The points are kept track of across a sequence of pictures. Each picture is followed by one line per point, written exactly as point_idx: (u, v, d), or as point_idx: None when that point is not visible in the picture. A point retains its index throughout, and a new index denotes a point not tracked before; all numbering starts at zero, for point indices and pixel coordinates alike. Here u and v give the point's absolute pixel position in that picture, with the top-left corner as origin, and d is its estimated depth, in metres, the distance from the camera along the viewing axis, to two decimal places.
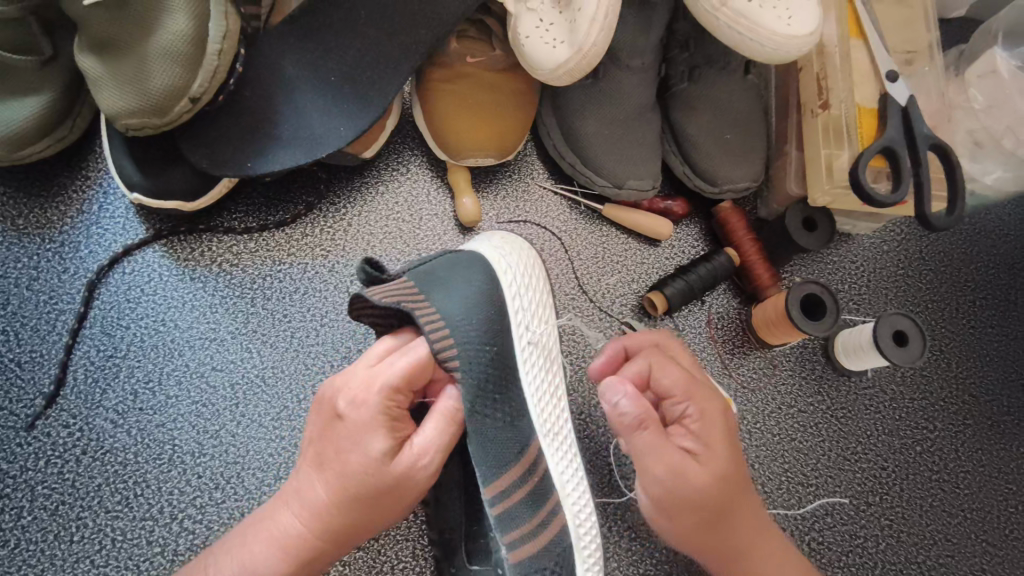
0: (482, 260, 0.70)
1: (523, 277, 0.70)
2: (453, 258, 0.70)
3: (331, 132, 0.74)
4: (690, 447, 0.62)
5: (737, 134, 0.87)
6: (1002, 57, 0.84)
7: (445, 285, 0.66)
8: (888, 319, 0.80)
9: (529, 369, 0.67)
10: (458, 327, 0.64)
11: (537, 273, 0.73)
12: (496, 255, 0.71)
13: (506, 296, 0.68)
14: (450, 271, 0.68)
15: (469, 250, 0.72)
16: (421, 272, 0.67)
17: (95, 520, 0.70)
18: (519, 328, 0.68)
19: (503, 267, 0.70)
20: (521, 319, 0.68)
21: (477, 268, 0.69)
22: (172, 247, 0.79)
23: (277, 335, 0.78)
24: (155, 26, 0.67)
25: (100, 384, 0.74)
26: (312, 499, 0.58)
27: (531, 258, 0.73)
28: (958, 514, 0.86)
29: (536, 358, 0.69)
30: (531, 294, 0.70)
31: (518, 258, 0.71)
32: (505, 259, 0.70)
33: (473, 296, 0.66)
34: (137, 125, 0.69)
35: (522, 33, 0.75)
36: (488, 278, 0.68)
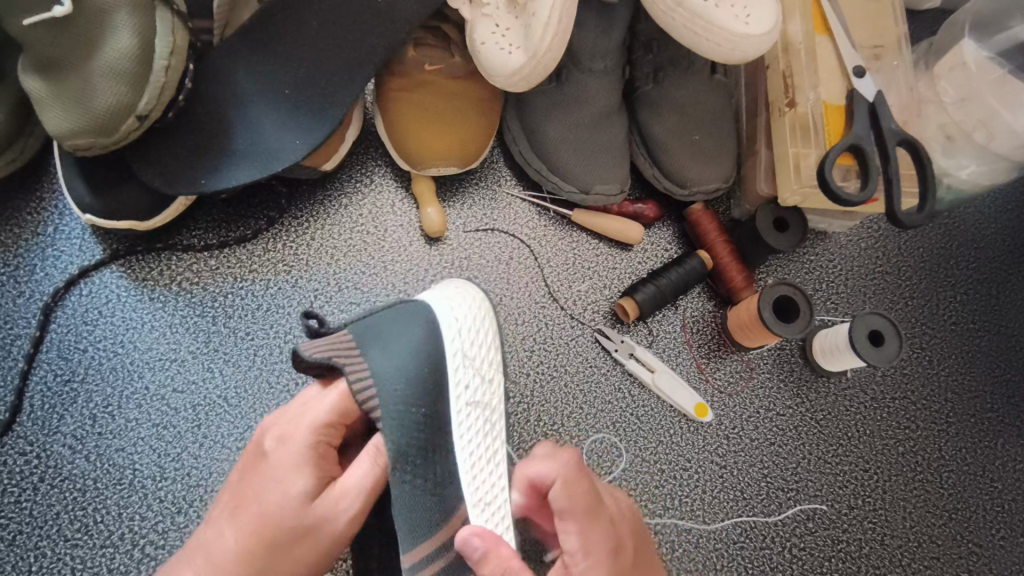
0: (424, 314, 0.68)
1: (467, 329, 0.68)
2: (400, 310, 0.68)
3: (287, 146, 0.73)
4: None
5: (706, 135, 0.86)
6: (971, 49, 0.82)
7: (382, 341, 0.64)
8: (863, 319, 0.78)
9: (464, 436, 0.64)
10: (389, 383, 0.62)
11: (487, 330, 0.70)
12: (445, 309, 0.68)
13: (448, 351, 0.66)
14: (387, 324, 0.66)
15: (415, 300, 0.69)
16: (359, 326, 0.66)
17: (54, 549, 0.69)
18: (457, 385, 0.65)
19: (450, 321, 0.68)
20: (460, 377, 0.66)
21: (420, 320, 0.67)
22: (130, 267, 0.77)
23: (240, 354, 0.77)
24: (97, 43, 0.65)
25: (57, 410, 0.73)
26: (218, 548, 0.59)
27: (484, 313, 0.71)
28: (942, 515, 0.85)
29: (474, 420, 0.65)
30: (477, 352, 0.68)
31: (470, 313, 0.69)
32: (453, 313, 0.68)
33: (410, 351, 0.64)
34: (85, 145, 0.68)
35: (479, 39, 0.74)
36: (431, 333, 0.66)
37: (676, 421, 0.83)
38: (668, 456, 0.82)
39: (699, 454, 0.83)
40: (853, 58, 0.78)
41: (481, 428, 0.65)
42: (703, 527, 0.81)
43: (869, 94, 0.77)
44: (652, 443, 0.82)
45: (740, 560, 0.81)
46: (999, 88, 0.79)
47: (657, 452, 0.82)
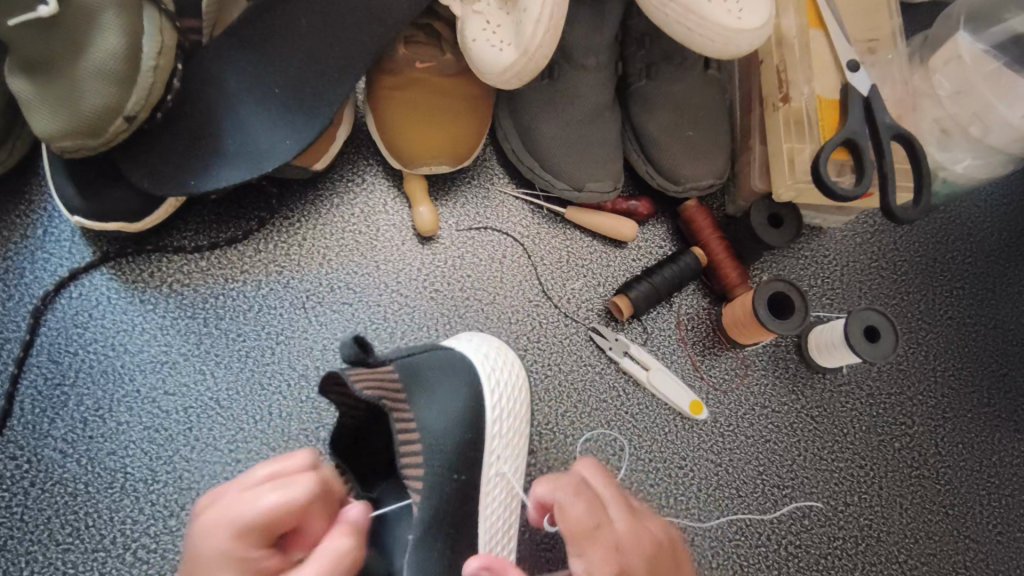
0: (470, 375, 0.69)
1: (505, 403, 0.70)
2: (449, 363, 0.69)
3: (276, 146, 0.72)
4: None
5: (699, 131, 0.85)
6: (966, 42, 0.81)
7: (428, 392, 0.65)
8: (858, 315, 0.78)
9: (490, 501, 0.67)
10: (434, 444, 0.64)
11: (522, 395, 0.72)
12: (490, 373, 0.70)
13: (487, 416, 0.68)
14: (437, 376, 0.67)
15: (457, 352, 0.70)
16: (408, 368, 0.65)
17: (46, 554, 0.68)
18: (491, 450, 0.68)
19: (493, 387, 0.69)
20: (495, 446, 0.69)
21: (465, 379, 0.68)
22: (120, 269, 0.77)
23: (231, 356, 0.76)
24: (85, 44, 0.64)
25: (48, 414, 0.72)
26: None
27: (523, 382, 0.73)
28: (938, 511, 0.84)
29: (501, 482, 0.69)
30: (513, 419, 0.70)
31: (511, 379, 0.71)
32: (495, 376, 0.70)
33: (454, 411, 0.66)
34: (72, 147, 0.67)
35: (469, 36, 0.73)
36: (473, 396, 0.68)
37: (671, 418, 0.83)
38: (663, 453, 0.82)
39: (695, 452, 0.83)
40: (847, 52, 0.78)
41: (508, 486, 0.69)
42: (698, 525, 0.80)
43: (863, 89, 0.77)
44: (647, 441, 0.82)
45: (735, 558, 0.80)
46: (994, 81, 0.78)
47: (653, 450, 0.82)
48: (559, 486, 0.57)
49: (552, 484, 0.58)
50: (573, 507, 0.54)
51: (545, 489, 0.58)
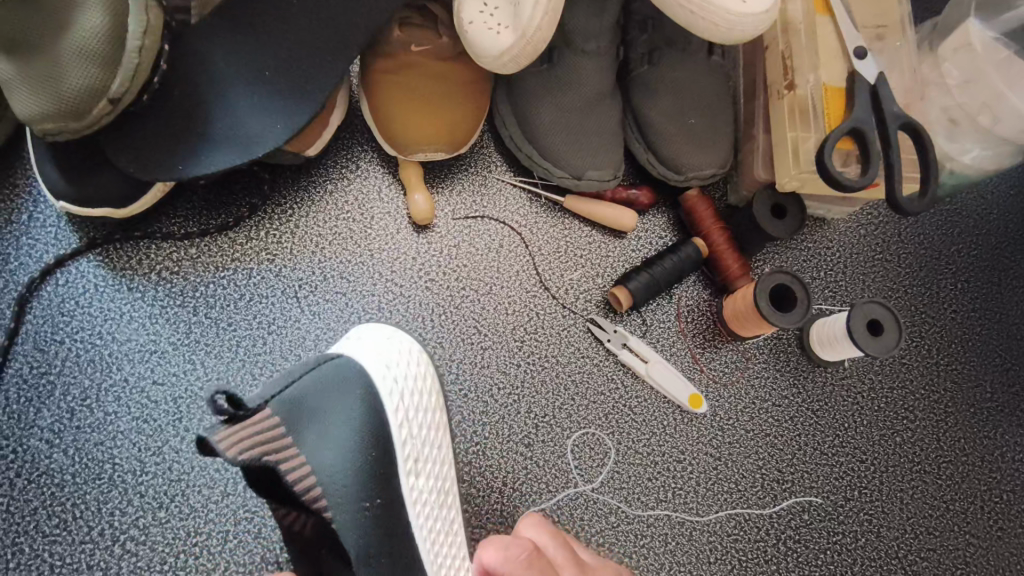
0: (365, 380, 0.65)
1: (410, 400, 0.67)
2: (337, 379, 0.64)
3: (268, 131, 0.70)
4: None
5: (701, 118, 0.83)
6: (977, 29, 0.79)
7: (314, 420, 0.62)
8: (862, 308, 0.76)
9: (420, 509, 0.65)
10: (331, 475, 0.60)
11: (428, 388, 0.69)
12: (383, 372, 0.66)
13: (391, 422, 0.65)
14: (322, 399, 0.63)
15: (346, 360, 0.66)
16: (285, 404, 0.61)
17: (32, 546, 0.67)
18: (407, 458, 0.65)
19: (389, 387, 0.65)
20: (409, 450, 0.65)
21: (356, 390, 0.64)
22: (108, 256, 0.75)
23: (222, 345, 0.75)
24: (68, 23, 0.63)
25: (33, 404, 0.71)
26: None
27: (426, 369, 0.70)
28: (940, 506, 0.83)
29: (428, 483, 0.67)
30: (420, 414, 0.67)
31: (410, 375, 0.68)
32: (390, 374, 0.66)
33: (348, 433, 0.62)
34: (54, 130, 0.65)
35: (466, 19, 0.71)
36: (371, 405, 0.64)
37: (670, 412, 0.82)
38: (661, 447, 0.81)
39: (693, 446, 0.81)
40: (854, 38, 0.76)
41: (432, 483, 0.67)
42: (697, 519, 0.79)
43: (871, 76, 0.74)
44: (645, 435, 0.81)
45: (733, 553, 0.79)
46: (1005, 69, 0.76)
47: (651, 443, 0.80)
48: (512, 560, 0.51)
49: (501, 550, 0.52)
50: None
51: (497, 558, 0.52)
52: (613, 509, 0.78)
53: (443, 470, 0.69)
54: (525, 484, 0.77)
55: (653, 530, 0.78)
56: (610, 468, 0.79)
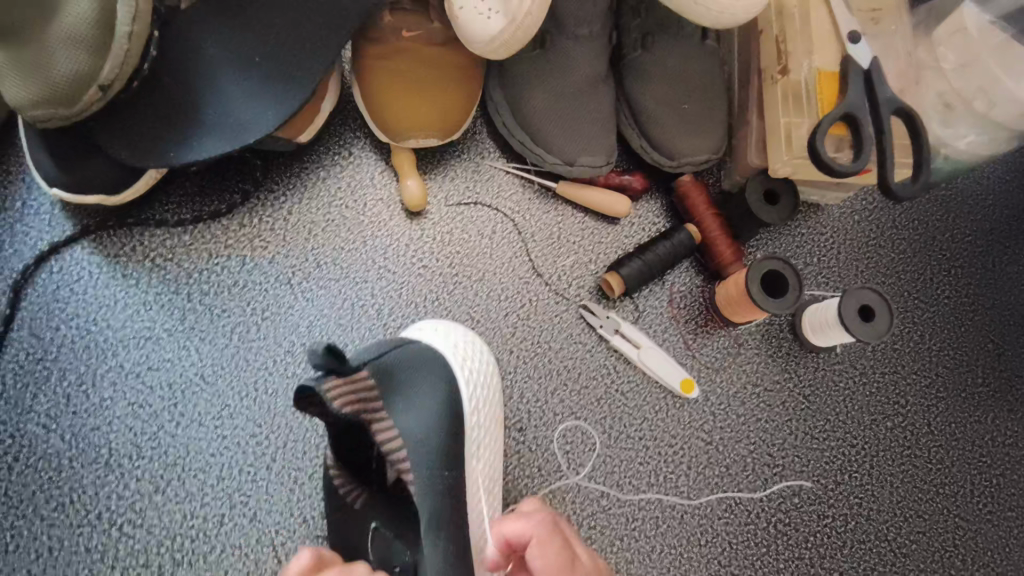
0: (444, 363, 0.68)
1: (478, 390, 0.70)
2: (427, 360, 0.67)
3: (259, 117, 0.70)
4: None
5: (695, 103, 0.83)
6: (972, 12, 0.78)
7: (404, 392, 0.65)
8: (854, 294, 0.76)
9: (475, 491, 0.66)
10: (417, 443, 0.63)
11: (494, 383, 0.72)
12: (462, 359, 0.70)
13: (467, 408, 0.68)
14: (412, 374, 0.66)
15: (427, 343, 0.69)
16: (382, 368, 0.64)
17: (31, 528, 0.68)
18: (472, 445, 0.68)
19: (465, 375, 0.69)
20: (473, 440, 0.68)
21: (441, 373, 0.67)
22: (101, 243, 0.76)
23: (216, 332, 0.75)
24: (56, 10, 0.62)
25: (29, 390, 0.72)
26: None
27: (491, 365, 0.73)
28: (929, 490, 0.84)
29: (484, 472, 0.68)
30: (489, 406, 0.71)
31: (482, 365, 0.71)
32: (468, 365, 0.70)
33: (431, 407, 0.65)
34: (45, 117, 0.65)
35: (457, 4, 0.71)
36: (448, 387, 0.67)
37: (662, 397, 0.82)
38: (653, 432, 0.81)
39: (684, 431, 0.82)
40: (849, 22, 0.75)
41: (488, 464, 0.69)
42: (687, 503, 0.80)
43: (864, 60, 0.74)
44: (637, 419, 0.81)
45: (723, 536, 0.80)
46: (1002, 53, 0.76)
47: (643, 428, 0.81)
48: (534, 522, 0.54)
49: (523, 518, 0.55)
50: (553, 552, 0.52)
51: (521, 522, 0.54)
52: (604, 493, 0.79)
53: (495, 450, 0.71)
54: (517, 468, 0.78)
55: (644, 513, 0.79)
56: (603, 452, 0.80)
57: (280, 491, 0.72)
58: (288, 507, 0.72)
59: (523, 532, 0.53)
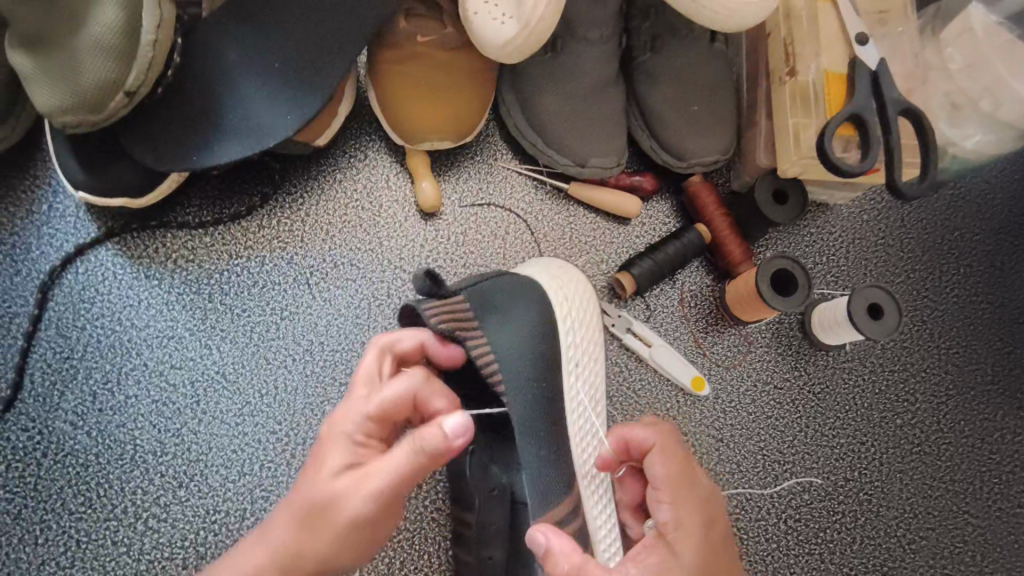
0: (539, 288, 0.71)
1: (576, 313, 0.73)
2: (514, 283, 0.70)
3: (279, 121, 0.72)
4: (670, 487, 0.57)
5: (704, 105, 0.84)
6: (979, 13, 0.81)
7: (500, 314, 0.66)
8: (862, 292, 0.77)
9: (576, 407, 0.70)
10: (510, 361, 0.64)
11: (592, 306, 0.75)
12: (555, 286, 0.72)
13: (560, 331, 0.71)
14: (507, 296, 0.68)
15: (526, 273, 0.73)
16: (478, 292, 0.66)
17: (59, 522, 0.70)
18: (569, 361, 0.71)
19: (560, 300, 0.72)
20: (571, 357, 0.71)
21: (532, 295, 0.70)
22: (125, 245, 0.78)
23: (237, 330, 0.77)
24: (86, 19, 0.64)
25: (57, 387, 0.74)
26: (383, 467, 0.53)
27: (590, 293, 0.75)
28: (939, 487, 0.85)
29: (584, 392, 0.71)
30: (584, 328, 0.73)
31: (575, 287, 0.74)
32: (561, 291, 0.73)
33: (531, 327, 0.68)
34: (73, 123, 0.67)
35: (471, 9, 0.73)
36: (546, 312, 0.70)
37: (673, 395, 0.84)
38: None
39: (696, 428, 0.83)
40: (856, 24, 0.76)
41: (590, 381, 0.72)
42: None
43: (872, 62, 0.75)
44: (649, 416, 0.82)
45: (735, 532, 0.81)
46: (1006, 53, 0.78)
47: None
48: (659, 432, 0.60)
49: (646, 426, 0.61)
50: (673, 456, 0.59)
51: (644, 431, 0.60)
52: None
53: (595, 370, 0.73)
54: None
55: None
56: None
57: None
58: None
59: (645, 438, 0.60)
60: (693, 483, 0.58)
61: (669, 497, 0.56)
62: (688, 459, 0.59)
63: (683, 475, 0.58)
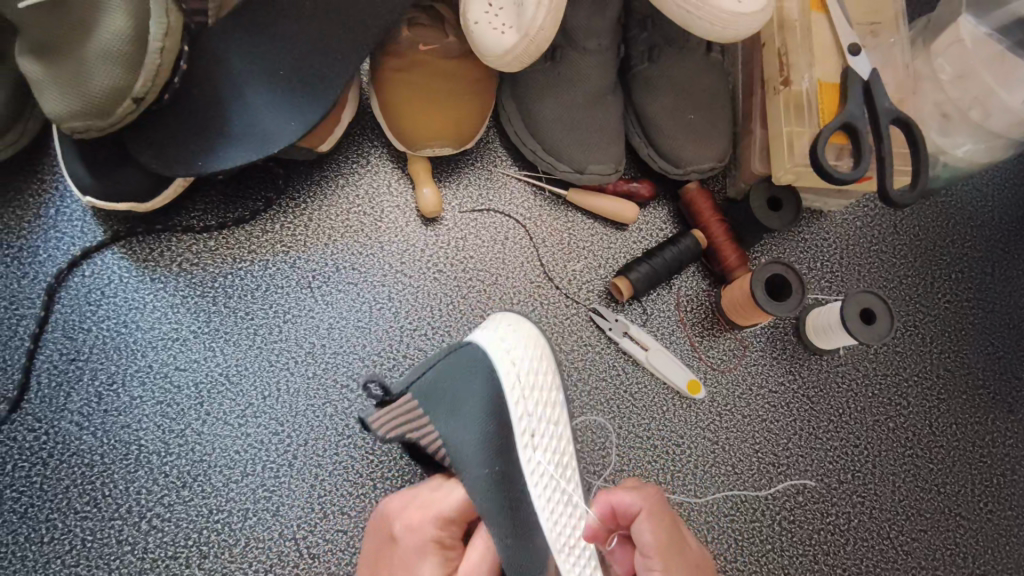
0: (487, 363, 0.70)
1: (529, 379, 0.70)
2: (454, 362, 0.70)
3: (283, 127, 0.73)
4: (660, 556, 0.55)
5: (701, 114, 0.86)
6: (969, 25, 0.81)
7: (445, 404, 0.68)
8: (855, 298, 0.78)
9: (539, 479, 0.67)
10: (457, 449, 0.67)
11: (545, 369, 0.72)
12: (505, 356, 0.70)
13: (510, 406, 0.68)
14: (450, 382, 0.69)
15: (475, 346, 0.71)
16: (422, 386, 0.69)
17: (65, 521, 0.71)
18: (523, 433, 0.68)
19: (507, 371, 0.69)
20: (526, 428, 0.68)
21: (478, 372, 0.70)
22: (131, 249, 0.79)
23: (239, 334, 0.78)
24: (94, 26, 0.66)
25: (64, 388, 0.75)
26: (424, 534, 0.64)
27: (541, 351, 0.72)
28: (931, 489, 0.86)
29: (545, 458, 0.68)
30: (538, 396, 0.70)
31: (527, 355, 0.71)
32: (509, 363, 0.70)
33: (474, 412, 0.68)
34: (83, 128, 0.69)
35: (472, 18, 0.74)
36: (493, 390, 0.69)
37: (670, 398, 0.85)
38: (661, 432, 0.84)
39: (692, 431, 0.84)
40: (848, 35, 0.78)
41: (549, 447, 0.69)
42: (695, 501, 0.82)
43: (864, 72, 0.76)
44: (646, 420, 0.84)
45: (730, 533, 0.82)
46: (995, 65, 0.79)
47: (650, 428, 0.84)
48: (645, 497, 0.59)
49: (632, 491, 0.59)
50: (663, 522, 0.57)
51: (631, 497, 0.59)
52: None
53: (557, 434, 0.70)
54: None
55: None
56: (612, 450, 0.82)
57: (302, 487, 0.75)
58: (309, 502, 0.75)
59: (632, 504, 0.58)
60: (683, 554, 0.56)
61: (660, 567, 0.54)
62: (679, 529, 0.58)
63: (671, 543, 0.56)
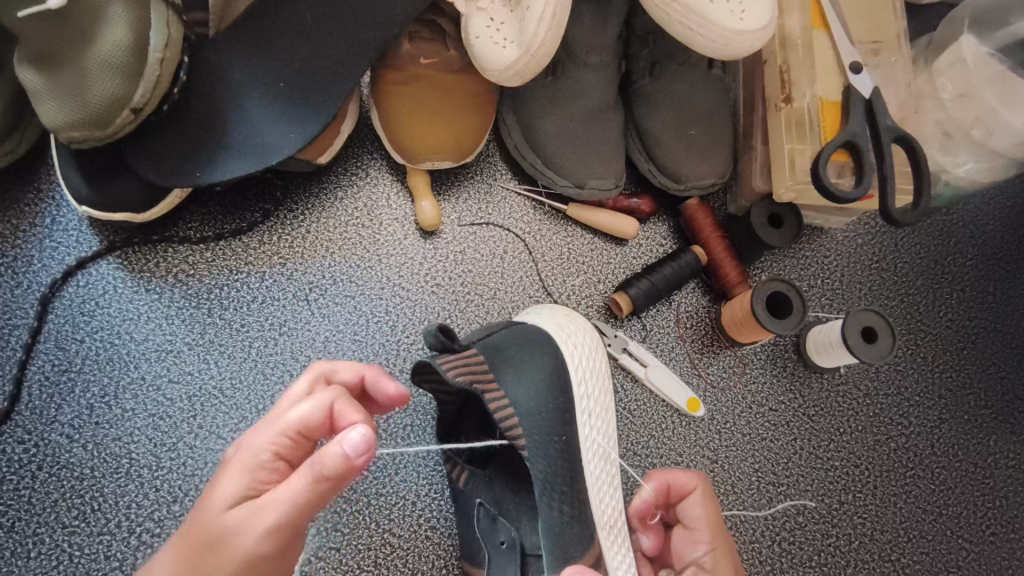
0: (551, 340, 0.73)
1: (588, 360, 0.73)
2: (520, 333, 0.72)
3: (282, 139, 0.73)
4: (707, 525, 0.68)
5: (701, 129, 0.86)
6: (970, 44, 0.81)
7: (511, 367, 0.69)
8: (856, 315, 0.78)
9: (590, 457, 0.70)
10: (525, 413, 0.67)
11: (601, 354, 0.75)
12: (563, 334, 0.73)
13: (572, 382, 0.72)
14: (517, 351, 0.70)
15: (538, 325, 0.74)
16: (489, 345, 0.70)
17: (52, 536, 0.70)
18: (582, 411, 0.71)
19: (570, 349, 0.73)
20: (585, 406, 0.71)
21: (546, 350, 0.71)
22: (127, 259, 0.78)
23: (235, 346, 0.78)
24: (93, 35, 0.65)
25: (55, 400, 0.74)
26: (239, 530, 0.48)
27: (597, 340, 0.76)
28: (932, 511, 0.85)
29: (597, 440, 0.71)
30: (595, 376, 0.73)
31: (584, 337, 0.75)
32: (571, 341, 0.73)
33: (541, 381, 0.69)
34: (80, 138, 0.68)
35: (473, 33, 0.74)
36: (555, 362, 0.71)
37: (668, 415, 0.84)
38: (659, 450, 0.83)
39: (691, 449, 0.83)
40: (850, 54, 0.78)
41: (603, 431, 0.72)
42: None
43: (865, 91, 0.76)
44: (644, 437, 0.83)
45: None
46: (995, 83, 0.78)
47: (649, 446, 0.83)
48: (696, 478, 0.70)
49: (683, 472, 0.71)
50: (708, 498, 0.70)
51: (684, 477, 0.70)
52: None
53: (607, 418, 0.73)
54: None
55: None
56: None
57: None
58: None
59: (686, 483, 0.70)
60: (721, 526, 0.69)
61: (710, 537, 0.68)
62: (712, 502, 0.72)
63: (714, 517, 0.69)
